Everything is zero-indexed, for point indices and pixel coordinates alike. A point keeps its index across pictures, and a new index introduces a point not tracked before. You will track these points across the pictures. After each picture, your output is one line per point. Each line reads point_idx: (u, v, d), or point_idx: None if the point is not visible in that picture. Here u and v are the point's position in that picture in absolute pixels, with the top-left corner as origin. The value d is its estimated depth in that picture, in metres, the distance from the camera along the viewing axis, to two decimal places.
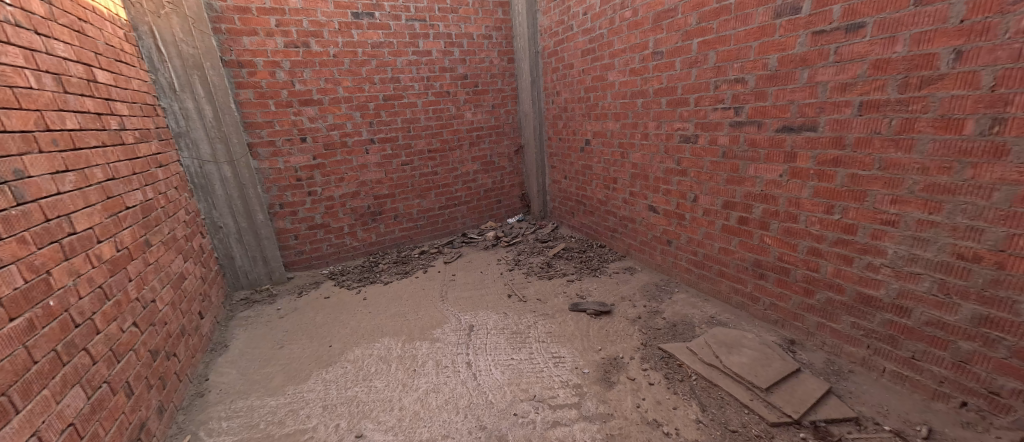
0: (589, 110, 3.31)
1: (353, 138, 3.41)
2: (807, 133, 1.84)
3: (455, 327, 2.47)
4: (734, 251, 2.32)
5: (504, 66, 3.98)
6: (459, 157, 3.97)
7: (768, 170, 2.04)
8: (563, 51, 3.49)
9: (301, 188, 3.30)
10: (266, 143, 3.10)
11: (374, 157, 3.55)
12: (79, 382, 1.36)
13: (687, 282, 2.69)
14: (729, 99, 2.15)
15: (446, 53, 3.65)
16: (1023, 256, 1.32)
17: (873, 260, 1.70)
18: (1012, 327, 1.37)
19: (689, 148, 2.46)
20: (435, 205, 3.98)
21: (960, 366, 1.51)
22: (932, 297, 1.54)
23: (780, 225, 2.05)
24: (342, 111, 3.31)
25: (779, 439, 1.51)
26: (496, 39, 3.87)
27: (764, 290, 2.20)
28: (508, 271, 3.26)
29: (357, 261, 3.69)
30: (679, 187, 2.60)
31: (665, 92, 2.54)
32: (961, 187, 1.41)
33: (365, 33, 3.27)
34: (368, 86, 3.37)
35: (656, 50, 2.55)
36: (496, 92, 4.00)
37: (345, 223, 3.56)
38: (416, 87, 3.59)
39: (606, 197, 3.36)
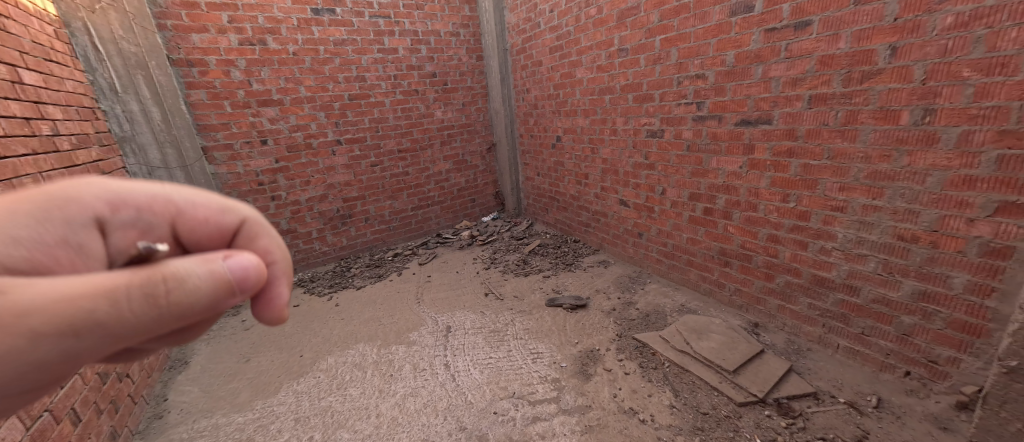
0: (559, 107, 3.34)
1: (318, 139, 3.30)
2: (763, 126, 1.93)
3: (431, 329, 2.44)
4: (701, 241, 2.41)
5: (473, 64, 3.95)
6: (430, 157, 3.91)
7: (729, 162, 2.13)
8: (531, 49, 3.50)
9: (264, 193, 3.16)
10: (222, 147, 2.94)
11: (341, 159, 3.44)
12: (15, 413, 1.25)
13: (658, 272, 2.78)
14: (691, 94, 2.23)
15: (413, 50, 3.58)
16: (953, 235, 1.44)
17: (825, 244, 1.81)
18: (946, 300, 1.50)
19: (656, 142, 2.53)
20: (408, 206, 3.91)
21: (903, 339, 1.64)
22: (878, 276, 1.66)
23: (742, 215, 2.14)
24: (305, 111, 3.19)
25: (747, 417, 1.59)
26: (464, 36, 3.83)
27: (729, 277, 2.30)
28: (484, 270, 3.25)
29: (328, 267, 3.57)
30: (647, 181, 2.67)
31: (631, 88, 2.59)
32: (900, 173, 1.53)
33: (326, 30, 3.16)
34: (331, 85, 3.26)
35: (621, 47, 2.60)
36: (466, 90, 3.97)
37: (313, 228, 3.44)
38: (383, 86, 3.50)
39: (578, 192, 3.41)
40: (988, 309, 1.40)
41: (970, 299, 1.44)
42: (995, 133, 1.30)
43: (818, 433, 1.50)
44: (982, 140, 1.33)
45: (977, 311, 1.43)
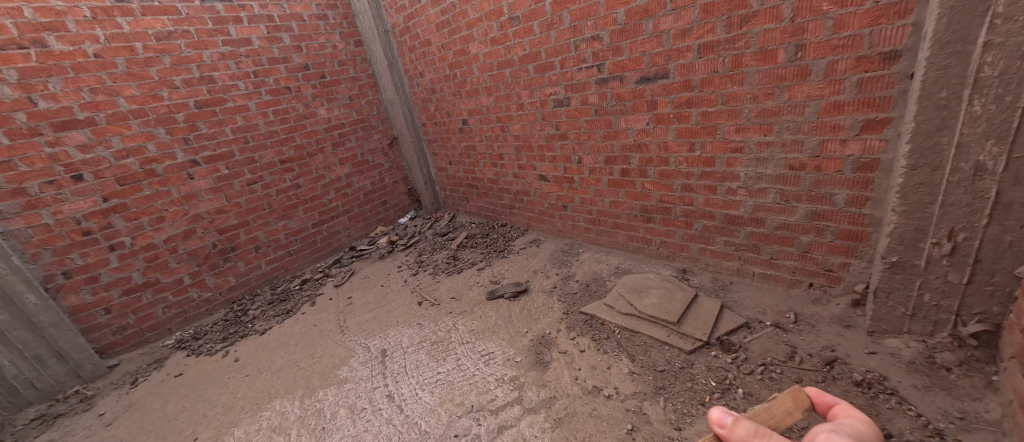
0: (459, 88, 3.12)
1: (163, 163, 2.61)
2: (661, 80, 1.96)
3: (364, 358, 2.12)
4: (623, 202, 2.45)
5: (352, 50, 3.49)
6: (322, 162, 3.40)
7: (637, 121, 2.15)
8: (415, 27, 3.18)
9: (96, 243, 2.41)
10: (8, 194, 2.14)
11: (204, 183, 2.79)
12: None
13: (588, 240, 2.79)
14: (590, 58, 2.18)
15: (272, 40, 3.00)
16: (831, 157, 1.61)
17: (731, 185, 1.94)
18: (833, 215, 1.68)
19: (564, 112, 2.47)
20: (307, 223, 3.38)
21: (804, 255, 1.82)
22: (777, 205, 1.82)
23: (656, 170, 2.20)
24: (132, 130, 2.47)
25: (698, 364, 1.64)
26: (334, 19, 3.33)
27: (653, 232, 2.38)
28: (412, 276, 2.96)
29: (216, 315, 2.92)
30: (563, 152, 2.63)
31: (529, 58, 2.48)
32: (783, 108, 1.66)
33: (139, 21, 2.45)
34: (165, 92, 2.57)
35: (511, 15, 2.46)
36: (350, 81, 3.50)
37: (184, 273, 2.76)
38: (241, 86, 2.89)
39: (496, 175, 3.27)
40: (865, 217, 1.59)
41: (850, 210, 1.62)
42: (853, 60, 1.44)
43: (759, 361, 1.60)
44: (845, 68, 1.47)
45: (857, 219, 1.62)
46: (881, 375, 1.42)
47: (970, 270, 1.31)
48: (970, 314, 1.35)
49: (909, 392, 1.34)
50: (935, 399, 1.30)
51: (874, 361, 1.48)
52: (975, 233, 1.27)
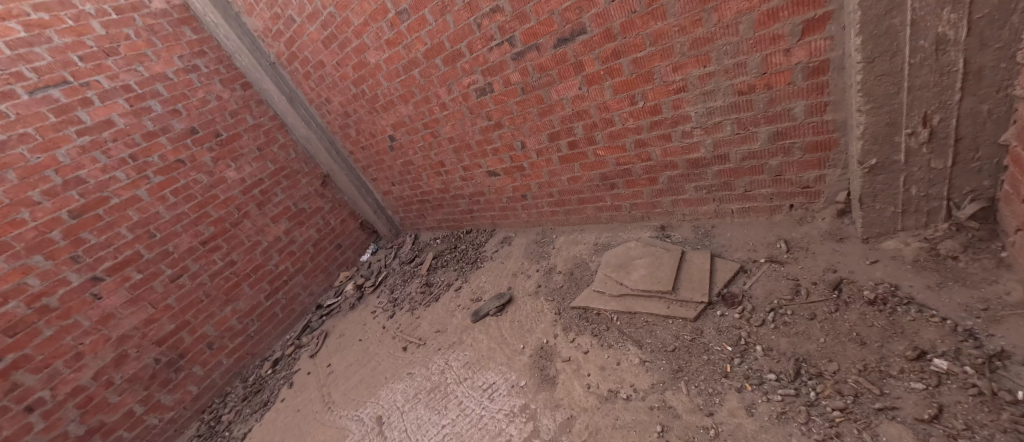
0: (372, 104, 2.80)
1: (56, 293, 2.21)
2: (580, 37, 1.74)
3: (361, 434, 1.91)
4: (582, 176, 2.27)
5: (241, 96, 3.06)
6: (251, 228, 3.03)
7: (568, 88, 1.94)
8: (301, 51, 2.80)
9: (6, 411, 2.05)
10: None
11: (117, 297, 2.41)
12: None
13: (558, 223, 2.62)
14: (497, 33, 1.93)
15: (139, 112, 2.57)
16: (779, 70, 1.44)
17: (685, 127, 1.77)
18: (796, 130, 1.54)
19: (490, 99, 2.23)
20: (257, 298, 3.03)
21: (778, 179, 1.69)
22: (737, 135, 1.67)
23: (604, 134, 2.01)
24: (2, 269, 2.07)
25: (707, 330, 1.51)
26: (207, 68, 2.89)
27: (621, 198, 2.22)
28: (389, 319, 2.71)
29: (189, 433, 2.61)
30: (503, 141, 2.40)
31: (434, 51, 2.20)
32: (716, 32, 1.47)
33: None
34: (25, 213, 2.15)
35: (398, 10, 2.16)
36: (251, 130, 3.09)
37: (131, 403, 2.42)
38: (121, 177, 2.47)
39: (443, 183, 3.01)
40: (829, 123, 1.46)
41: (813, 121, 1.49)
42: None
43: (766, 307, 1.49)
44: None
45: (821, 128, 1.49)
46: (891, 284, 1.33)
47: (953, 152, 1.22)
48: (961, 196, 1.28)
49: (925, 294, 1.26)
50: (952, 295, 1.22)
51: (879, 271, 1.39)
52: (950, 111, 1.16)
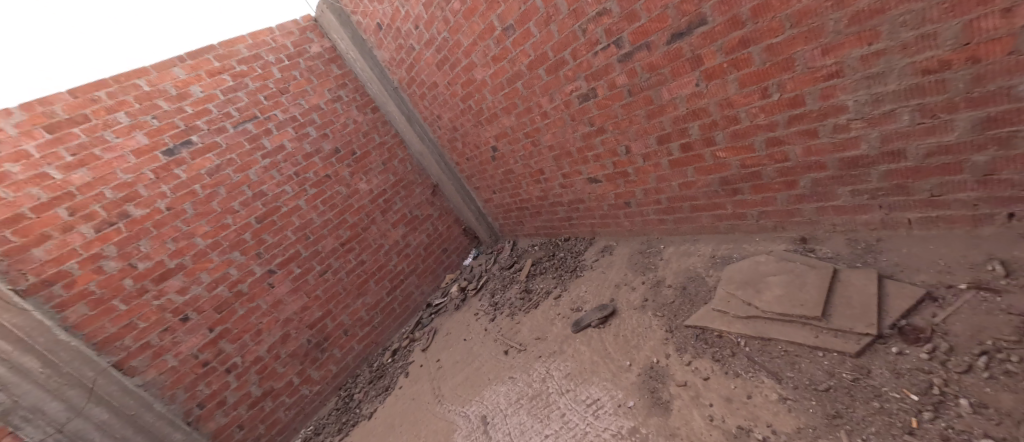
0: (478, 117, 2.97)
1: (246, 282, 2.82)
2: (699, 29, 1.57)
3: (467, 430, 2.00)
4: (696, 181, 2.06)
5: (371, 118, 3.53)
6: (377, 232, 3.45)
7: (682, 86, 1.77)
8: (419, 74, 3.11)
9: (214, 370, 2.66)
10: (138, 350, 2.43)
11: (283, 287, 2.96)
12: None
13: (667, 232, 2.42)
14: (603, 37, 1.87)
15: (300, 137, 3.14)
16: (992, 39, 1.08)
17: (838, 120, 1.46)
18: (1019, 115, 1.14)
19: (593, 105, 2.17)
20: (380, 294, 3.44)
21: (987, 180, 1.28)
22: (918, 126, 1.31)
23: (726, 133, 1.78)
24: (214, 261, 2.71)
25: (878, 370, 1.21)
26: (347, 96, 3.40)
27: (746, 205, 1.94)
28: (491, 322, 2.81)
29: (329, 406, 3.07)
30: (606, 147, 2.31)
31: (538, 62, 2.23)
32: (888, 2, 1.17)
33: (191, 165, 2.69)
34: (229, 219, 2.79)
35: (504, 26, 2.25)
36: (378, 147, 3.54)
37: (290, 375, 2.94)
38: (288, 190, 3.05)
39: (542, 191, 3.03)
40: None
41: None
42: None
43: (974, 349, 1.13)
44: None
45: None
46: None
47: None
48: None
49: None
50: None
51: None
52: None
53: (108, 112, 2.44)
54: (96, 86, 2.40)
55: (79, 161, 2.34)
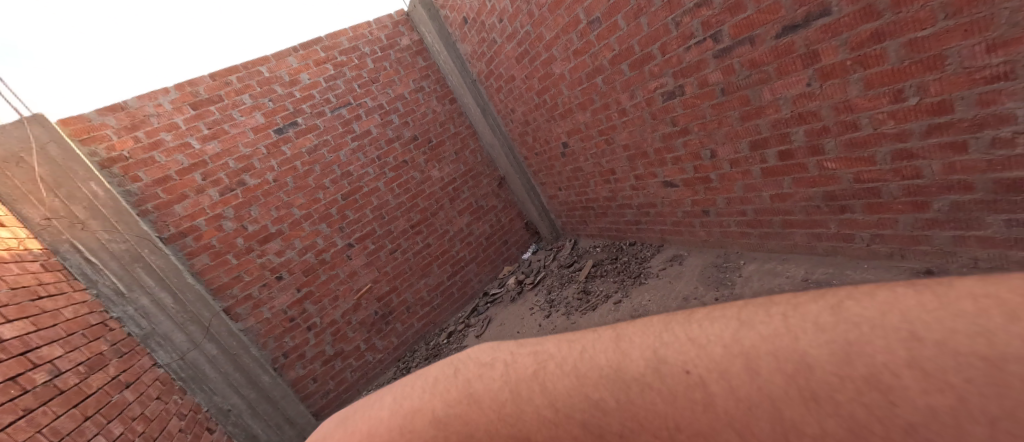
0: (552, 112, 2.95)
1: (329, 251, 3.13)
2: (819, 21, 1.38)
3: None
4: (792, 194, 1.85)
5: (449, 109, 3.69)
6: (444, 218, 3.62)
7: (788, 86, 1.58)
8: (498, 67, 3.17)
9: (298, 327, 3.00)
10: (243, 299, 2.83)
11: (359, 260, 3.24)
12: (139, 380, 2.18)
13: (749, 247, 2.21)
14: (699, 30, 1.74)
15: (385, 124, 3.39)
16: None
17: (999, 133, 1.20)
18: None
19: (678, 103, 2.04)
20: (443, 277, 3.61)
21: None
22: None
23: (838, 141, 1.56)
24: (306, 230, 3.05)
25: None
26: (429, 88, 3.59)
27: (856, 225, 1.70)
28: (546, 319, 2.80)
29: (388, 374, 3.32)
30: (688, 149, 2.16)
31: (622, 57, 2.16)
32: None
33: (296, 143, 3.04)
34: (321, 194, 3.12)
35: (590, 20, 2.21)
36: (453, 137, 3.70)
37: (359, 340, 3.22)
38: (371, 172, 3.32)
39: (611, 192, 2.94)
40: None
41: None
42: None
43: None
44: None
45: None
46: None
47: None
48: None
49: None
50: None
51: None
52: None
53: (237, 94, 2.85)
54: (231, 71, 2.82)
55: (213, 134, 2.78)
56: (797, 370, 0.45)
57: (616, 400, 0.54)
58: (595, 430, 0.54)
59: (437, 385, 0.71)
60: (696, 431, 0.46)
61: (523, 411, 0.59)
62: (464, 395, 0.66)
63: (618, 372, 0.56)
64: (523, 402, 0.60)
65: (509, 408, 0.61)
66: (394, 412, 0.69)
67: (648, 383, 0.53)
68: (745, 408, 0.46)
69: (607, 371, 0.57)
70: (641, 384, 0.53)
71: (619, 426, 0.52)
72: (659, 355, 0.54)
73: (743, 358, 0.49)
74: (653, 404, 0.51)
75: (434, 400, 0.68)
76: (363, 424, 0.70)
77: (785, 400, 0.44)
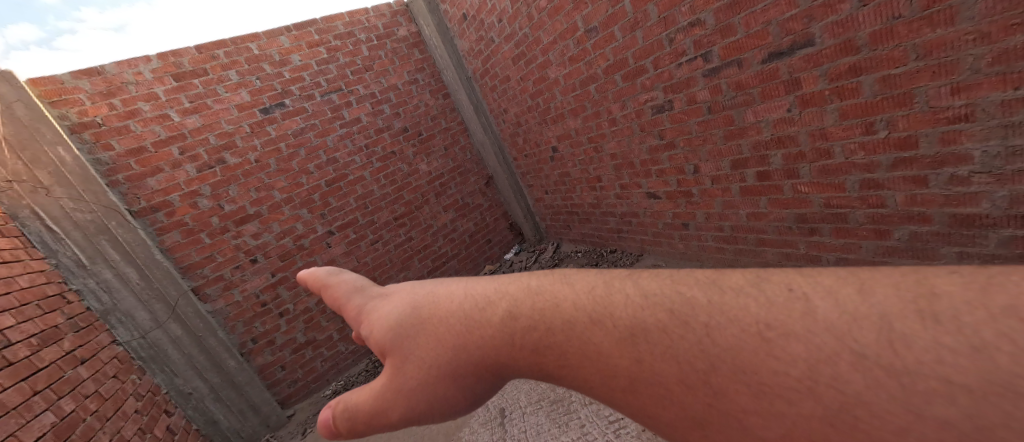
0: (544, 116, 2.97)
1: (308, 237, 3.07)
2: (802, 50, 1.45)
3: (484, 419, 2.03)
4: (767, 213, 1.92)
5: (441, 104, 3.68)
6: (429, 213, 3.60)
7: (771, 110, 1.65)
8: (494, 67, 3.18)
9: (269, 312, 2.93)
10: (213, 280, 2.74)
11: (339, 248, 3.19)
12: (95, 356, 2.09)
13: (724, 262, 2.29)
14: (690, 49, 1.80)
15: (376, 113, 3.35)
16: None
17: (958, 171, 1.28)
18: None
19: (667, 118, 2.09)
20: (423, 271, 3.59)
21: None
22: None
23: (812, 167, 1.64)
24: (286, 214, 2.98)
25: None
26: (423, 80, 3.57)
27: (823, 247, 1.79)
28: None
29: (360, 366, 3.27)
30: (673, 163, 2.22)
31: (616, 67, 2.20)
32: None
33: (281, 125, 2.97)
34: (304, 178, 3.06)
35: (587, 28, 2.25)
36: (443, 132, 3.68)
37: (332, 329, 3.16)
38: (358, 160, 3.27)
39: (596, 199, 2.98)
40: None
41: None
42: None
43: None
44: None
45: None
46: None
47: None
48: None
49: None
50: None
51: None
52: None
53: (223, 69, 2.78)
54: (218, 45, 2.75)
55: (195, 108, 2.69)
56: (921, 296, 0.40)
57: (709, 298, 0.49)
58: (683, 317, 0.49)
59: (523, 276, 0.66)
60: (790, 330, 0.42)
61: (613, 296, 0.55)
62: (559, 278, 0.62)
63: (716, 281, 0.52)
64: (616, 289, 0.56)
65: (600, 291, 0.57)
66: (485, 280, 0.69)
67: (749, 291, 0.49)
68: (851, 318, 0.41)
69: (705, 279, 0.54)
70: (741, 292, 0.49)
71: (707, 316, 0.47)
72: (760, 276, 0.51)
73: (857, 286, 0.44)
74: (747, 307, 0.46)
75: (527, 278, 0.64)
76: (461, 281, 0.72)
77: (900, 316, 0.39)
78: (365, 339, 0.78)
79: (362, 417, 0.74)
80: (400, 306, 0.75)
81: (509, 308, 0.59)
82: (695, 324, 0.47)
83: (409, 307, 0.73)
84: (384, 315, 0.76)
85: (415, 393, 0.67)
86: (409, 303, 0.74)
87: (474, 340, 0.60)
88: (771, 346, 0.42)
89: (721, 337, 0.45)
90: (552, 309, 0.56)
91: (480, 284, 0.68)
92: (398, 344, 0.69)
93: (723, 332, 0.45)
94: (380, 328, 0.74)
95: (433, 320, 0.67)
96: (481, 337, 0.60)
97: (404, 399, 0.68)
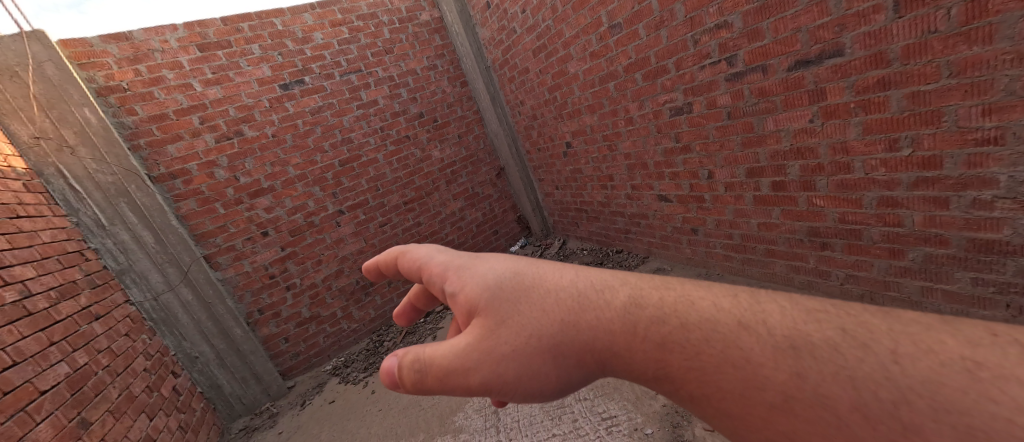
0: (560, 111, 2.95)
1: (319, 215, 3.11)
2: (831, 60, 1.42)
3: (478, 405, 2.06)
4: (780, 225, 1.89)
5: (459, 92, 3.68)
6: (439, 200, 3.62)
7: (792, 119, 1.62)
8: (514, 58, 3.16)
9: (277, 284, 2.99)
10: (225, 249, 2.80)
11: (348, 228, 3.23)
12: (110, 314, 2.16)
13: (730, 270, 2.27)
14: (715, 51, 1.77)
15: (393, 97, 3.36)
16: None
17: (980, 195, 1.25)
18: None
19: (685, 120, 2.06)
20: None
21: None
22: None
23: (830, 180, 1.61)
24: (298, 191, 3.02)
25: None
26: (442, 67, 3.57)
27: (833, 262, 1.76)
28: None
29: (361, 345, 3.32)
30: (687, 167, 2.20)
31: (637, 66, 2.17)
32: None
33: (300, 102, 3.00)
34: (319, 156, 3.09)
35: (611, 24, 2.22)
36: (459, 120, 3.68)
37: (337, 307, 3.22)
38: (372, 142, 3.30)
39: (606, 197, 2.97)
40: None
41: None
42: None
43: None
44: None
45: None
46: None
47: None
48: None
49: None
50: None
51: None
52: None
53: (247, 42, 2.81)
54: (243, 19, 2.78)
55: (217, 79, 2.73)
56: None
57: (890, 326, 0.51)
58: (860, 339, 0.51)
59: (625, 276, 0.73)
60: (1008, 374, 0.42)
61: (765, 305, 0.59)
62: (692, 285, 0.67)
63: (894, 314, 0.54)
64: (765, 299, 0.60)
65: (747, 299, 0.61)
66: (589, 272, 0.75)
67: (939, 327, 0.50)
68: None
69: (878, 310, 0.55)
70: (931, 326, 0.50)
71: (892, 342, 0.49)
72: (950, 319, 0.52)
73: None
74: (942, 342, 0.48)
75: (644, 280, 0.70)
76: (564, 269, 0.78)
77: None
78: (453, 294, 0.79)
79: (435, 371, 0.74)
80: (502, 272, 0.79)
81: (634, 298, 0.66)
82: (876, 348, 0.49)
83: (510, 275, 0.78)
84: (483, 276, 0.78)
85: (508, 359, 0.70)
86: (513, 273, 0.78)
87: (588, 319, 0.66)
88: (985, 387, 0.42)
89: (913, 367, 0.46)
90: (687, 307, 0.62)
91: (587, 274, 0.74)
92: (503, 309, 0.73)
93: (914, 363, 0.46)
94: (480, 290, 0.77)
95: (544, 295, 0.72)
96: (599, 318, 0.65)
97: (492, 362, 0.70)
